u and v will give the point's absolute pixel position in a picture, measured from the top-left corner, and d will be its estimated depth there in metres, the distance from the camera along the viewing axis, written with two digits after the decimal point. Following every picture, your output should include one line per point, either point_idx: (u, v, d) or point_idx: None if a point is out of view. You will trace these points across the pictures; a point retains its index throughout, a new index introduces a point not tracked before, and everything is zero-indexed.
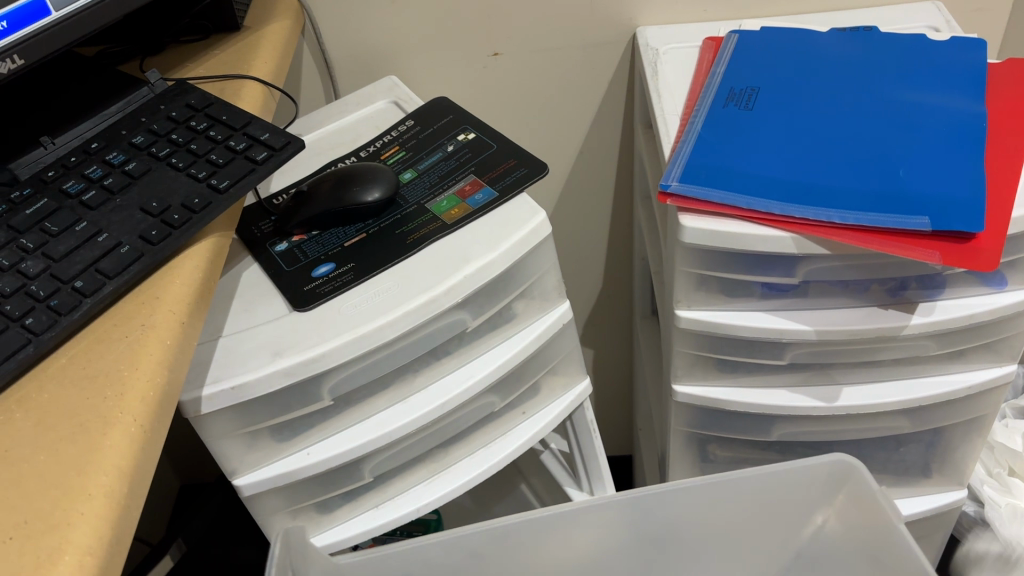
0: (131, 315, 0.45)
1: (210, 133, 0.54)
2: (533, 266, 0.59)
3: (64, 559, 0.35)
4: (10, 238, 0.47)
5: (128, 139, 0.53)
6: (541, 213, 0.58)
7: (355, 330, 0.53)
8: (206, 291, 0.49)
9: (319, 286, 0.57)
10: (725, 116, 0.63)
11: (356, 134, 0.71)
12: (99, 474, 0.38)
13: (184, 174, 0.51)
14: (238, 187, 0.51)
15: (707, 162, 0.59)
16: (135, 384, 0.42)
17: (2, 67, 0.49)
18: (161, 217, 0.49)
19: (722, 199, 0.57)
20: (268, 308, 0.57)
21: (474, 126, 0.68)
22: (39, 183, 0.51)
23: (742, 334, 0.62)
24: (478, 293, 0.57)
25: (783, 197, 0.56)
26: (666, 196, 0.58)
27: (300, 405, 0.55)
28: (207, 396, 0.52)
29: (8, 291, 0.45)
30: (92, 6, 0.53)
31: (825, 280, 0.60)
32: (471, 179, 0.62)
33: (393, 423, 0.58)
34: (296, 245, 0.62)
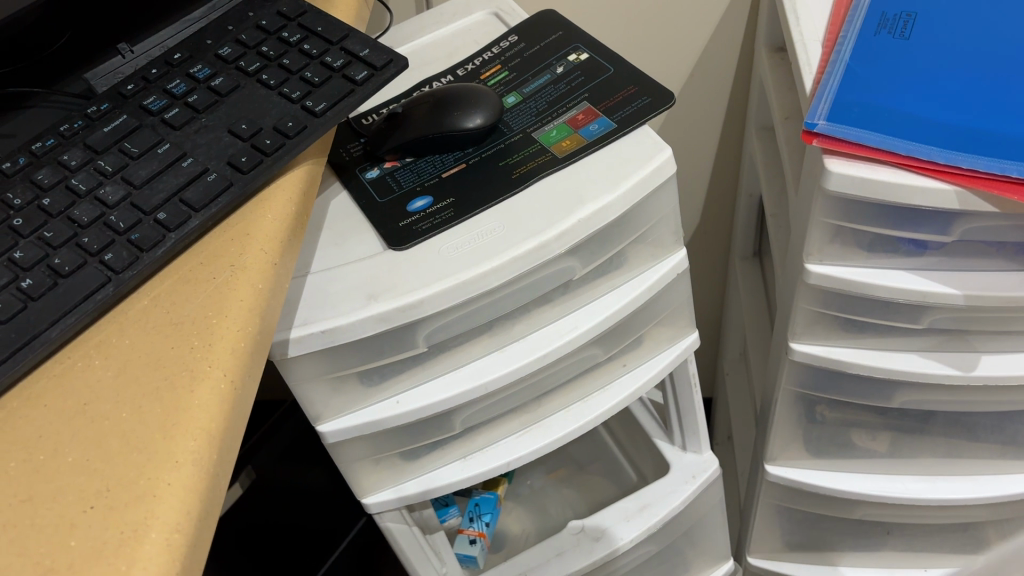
0: (220, 253, 0.41)
1: (304, 47, 0.48)
2: (652, 208, 0.53)
3: (150, 538, 0.31)
4: (88, 158, 0.42)
5: (214, 49, 0.48)
6: (667, 150, 0.52)
7: (457, 276, 0.48)
8: (299, 227, 0.44)
9: (415, 223, 0.51)
10: (877, 44, 0.55)
11: (454, 49, 0.64)
12: (187, 439, 0.34)
13: (275, 92, 0.46)
14: (336, 111, 0.45)
15: (861, 98, 0.52)
16: (225, 333, 0.37)
17: None
18: (251, 141, 0.43)
19: (878, 143, 0.49)
20: (360, 244, 0.52)
21: (587, 45, 0.61)
22: (117, 97, 0.46)
23: (879, 295, 0.56)
24: (591, 239, 0.51)
25: (949, 143, 0.49)
26: (811, 136, 0.51)
27: (392, 351, 0.50)
28: (295, 339, 0.47)
29: (85, 221, 0.40)
30: None
31: (981, 239, 0.53)
32: (584, 106, 0.56)
33: (489, 374, 0.53)
34: (389, 173, 0.56)
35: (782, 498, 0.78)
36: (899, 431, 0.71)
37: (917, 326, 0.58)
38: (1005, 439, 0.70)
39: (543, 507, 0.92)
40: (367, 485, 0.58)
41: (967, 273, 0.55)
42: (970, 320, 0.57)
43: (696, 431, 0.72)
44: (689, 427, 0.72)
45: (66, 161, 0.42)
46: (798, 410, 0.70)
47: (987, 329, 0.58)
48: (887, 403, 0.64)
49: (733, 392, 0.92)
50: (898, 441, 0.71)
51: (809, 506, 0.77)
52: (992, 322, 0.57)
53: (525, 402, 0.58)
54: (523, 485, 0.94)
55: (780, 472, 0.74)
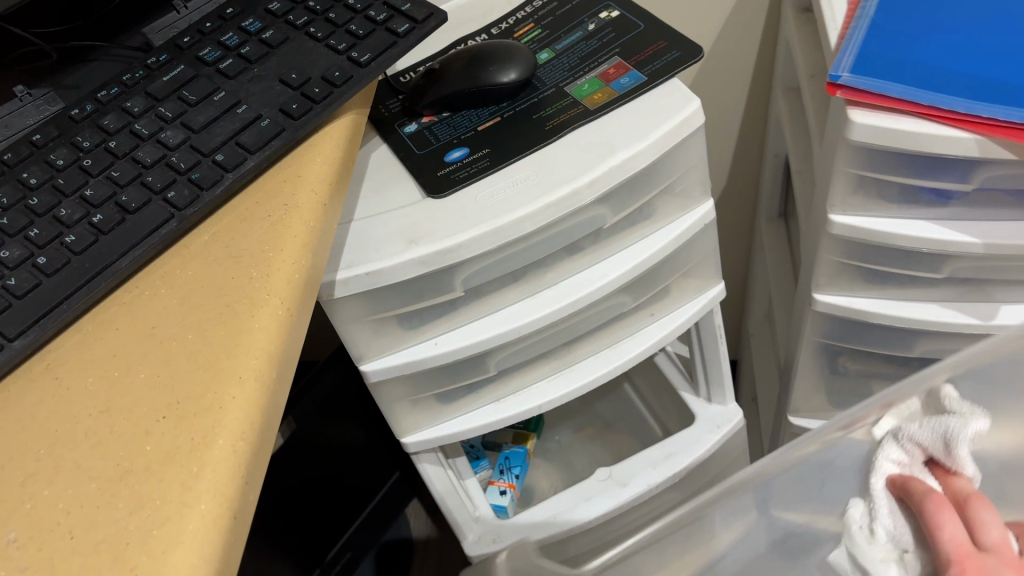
0: (274, 193, 0.43)
1: (349, 2, 0.50)
2: (681, 159, 0.55)
3: (218, 443, 0.34)
4: (149, 106, 0.45)
5: (264, 5, 0.50)
6: (695, 102, 0.54)
7: (493, 221, 0.50)
8: (346, 172, 0.46)
9: (453, 172, 0.54)
10: (902, 0, 0.57)
11: (489, 9, 0.66)
12: (248, 358, 0.37)
13: (323, 44, 0.48)
14: (380, 61, 0.48)
15: (885, 51, 0.53)
16: (281, 265, 0.40)
17: None
18: (301, 90, 0.46)
19: (900, 94, 0.51)
20: (401, 193, 0.54)
21: (618, 3, 0.62)
22: (174, 49, 0.48)
23: (900, 244, 0.57)
24: (621, 188, 0.53)
25: (970, 93, 0.50)
26: (835, 88, 0.53)
27: (432, 293, 0.53)
28: (341, 280, 0.50)
29: (149, 162, 0.43)
30: None
31: (1001, 188, 0.54)
32: (615, 61, 0.58)
33: (523, 318, 0.56)
34: (427, 127, 0.58)
35: None
36: None
37: (938, 275, 0.60)
38: None
39: (570, 462, 0.95)
40: (406, 425, 0.61)
41: (988, 222, 0.56)
42: (990, 269, 0.59)
43: (720, 383, 0.74)
44: (714, 378, 0.74)
45: (130, 108, 0.45)
46: (822, 365, 0.72)
47: (1008, 278, 0.59)
48: (908, 352, 0.66)
49: (758, 351, 0.94)
50: None
51: None
52: (1012, 271, 0.58)
53: (556, 348, 0.61)
54: (551, 441, 0.97)
55: (802, 422, 0.77)
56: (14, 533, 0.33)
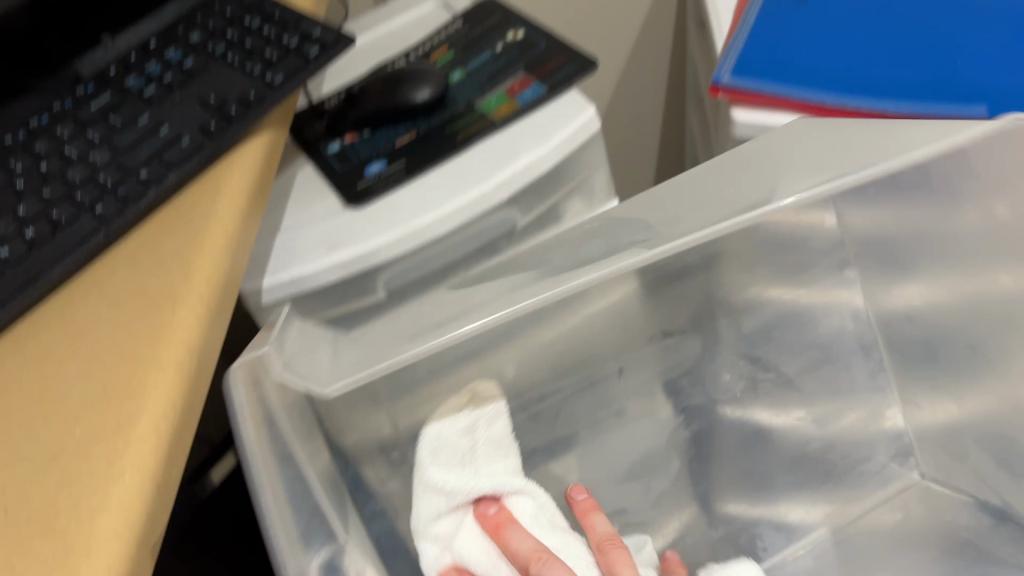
0: (195, 204, 0.47)
1: (264, 31, 0.55)
2: (581, 161, 0.60)
3: (141, 423, 0.38)
4: (78, 131, 0.49)
5: (185, 36, 0.55)
6: (590, 108, 0.59)
7: (407, 225, 0.55)
8: (263, 183, 0.50)
9: (372, 184, 0.58)
10: (778, 9, 0.62)
11: (406, 36, 0.71)
12: (171, 348, 0.41)
13: (239, 69, 0.53)
14: (293, 82, 0.52)
15: (762, 56, 0.58)
16: (201, 267, 0.44)
17: None
18: (219, 110, 0.50)
19: (775, 92, 0.56)
20: (323, 205, 0.58)
21: (524, 25, 0.67)
22: (102, 80, 0.52)
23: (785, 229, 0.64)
24: (526, 189, 0.58)
25: (838, 89, 0.55)
26: (717, 89, 0.57)
27: (356, 296, 0.57)
28: (269, 287, 0.54)
29: (78, 181, 0.47)
30: None
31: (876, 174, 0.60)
32: (520, 76, 0.62)
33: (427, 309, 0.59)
34: (348, 145, 0.63)
35: None
36: None
37: None
38: None
39: None
40: None
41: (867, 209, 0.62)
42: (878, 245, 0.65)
43: None
44: None
45: (60, 133, 0.49)
46: None
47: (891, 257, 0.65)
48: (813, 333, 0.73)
49: None
50: None
51: None
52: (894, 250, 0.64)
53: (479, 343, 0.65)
54: None
55: None
56: None
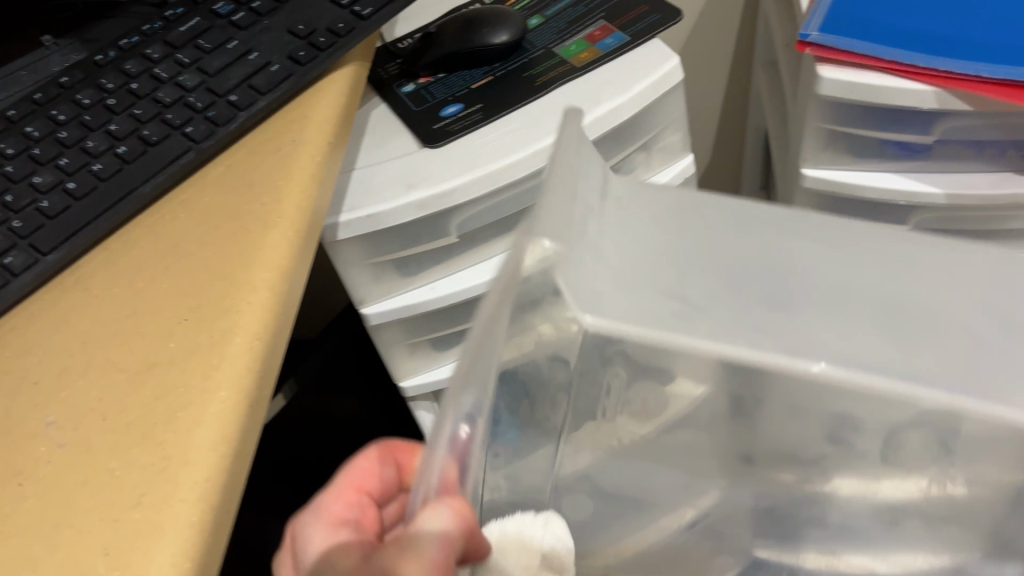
0: (283, 131, 0.47)
1: None
2: (660, 114, 0.60)
3: (236, 341, 0.38)
4: (168, 53, 0.49)
5: None
6: (674, 59, 0.58)
7: (484, 167, 0.54)
8: (348, 116, 0.50)
9: (448, 125, 0.58)
10: None
11: None
12: (262, 269, 0.40)
13: (327, 0, 0.52)
14: (380, 15, 0.52)
15: (851, 14, 0.57)
16: (290, 193, 0.44)
17: None
18: (308, 40, 0.50)
19: (864, 50, 0.55)
20: (399, 145, 0.58)
21: None
22: (190, 4, 0.52)
23: (865, 195, 0.62)
24: (606, 139, 0.57)
25: (931, 50, 0.54)
26: (804, 46, 0.57)
27: (428, 237, 0.57)
28: (343, 223, 0.54)
29: (168, 102, 0.47)
30: None
31: (960, 142, 0.58)
32: (601, 24, 0.61)
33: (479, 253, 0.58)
34: (423, 87, 0.62)
35: None
36: None
37: (904, 227, 0.65)
38: None
39: None
40: (406, 367, 0.66)
41: (953, 175, 0.60)
42: (950, 220, 0.63)
43: None
44: None
45: (150, 54, 0.49)
46: None
47: (968, 228, 0.64)
48: None
49: None
50: None
51: None
52: (972, 221, 0.63)
53: None
54: None
55: None
56: (52, 416, 0.36)
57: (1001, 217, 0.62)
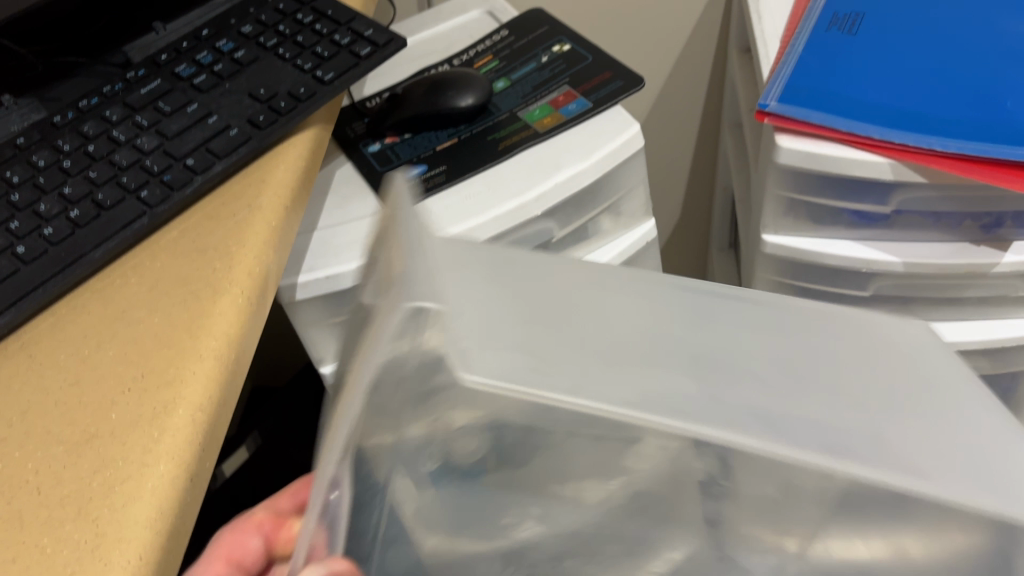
0: (240, 195, 0.47)
1: (316, 27, 0.55)
2: (622, 179, 0.60)
3: (178, 412, 0.37)
4: (126, 115, 0.49)
5: (237, 28, 0.55)
6: (634, 127, 0.58)
7: (445, 230, 0.54)
8: (307, 181, 0.50)
9: (411, 187, 0.58)
10: (829, 41, 0.61)
11: (451, 42, 0.71)
12: (210, 338, 0.40)
13: (290, 64, 0.53)
14: (343, 80, 0.52)
15: (810, 84, 0.58)
16: (243, 259, 0.44)
17: None
18: (269, 103, 0.50)
19: (821, 121, 0.56)
20: (362, 205, 0.58)
21: (569, 38, 0.68)
22: (152, 65, 0.53)
23: (826, 262, 0.62)
24: (567, 203, 0.58)
25: (887, 123, 0.55)
26: (763, 115, 0.57)
27: None
28: (302, 284, 0.53)
29: (124, 164, 0.47)
30: None
31: (917, 211, 0.59)
32: (565, 89, 0.62)
33: None
34: (389, 147, 0.62)
35: None
36: None
37: (864, 293, 0.65)
38: None
39: None
40: None
41: (911, 244, 0.61)
42: (910, 287, 0.64)
43: None
44: None
45: (109, 116, 0.49)
46: None
47: (927, 296, 0.64)
48: None
49: None
50: None
51: None
52: (931, 289, 0.63)
53: None
54: None
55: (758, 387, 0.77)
56: None
57: (959, 285, 0.63)
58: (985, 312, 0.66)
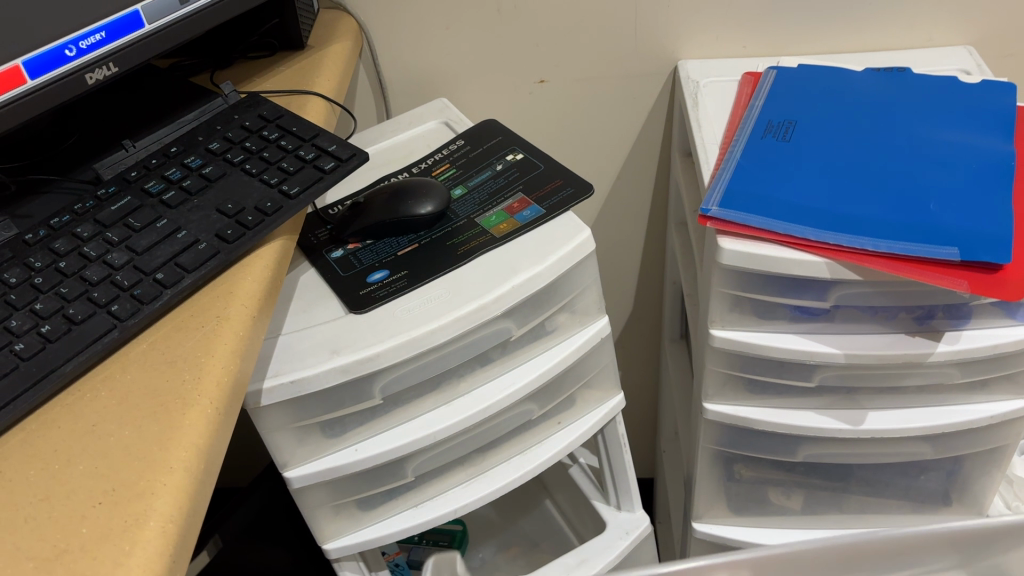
0: (208, 307, 0.49)
1: (281, 143, 0.57)
2: (577, 279, 0.63)
3: (150, 524, 0.38)
4: (97, 232, 0.51)
5: (205, 145, 0.57)
6: (586, 231, 0.62)
7: (407, 333, 0.56)
8: (273, 291, 0.52)
9: (373, 291, 0.60)
10: (764, 148, 0.66)
11: (409, 151, 0.74)
12: (179, 450, 0.41)
13: (256, 179, 0.55)
14: (307, 193, 0.54)
15: (748, 189, 0.62)
16: (212, 369, 0.45)
17: (52, 102, 0.51)
18: (236, 218, 0.52)
19: (760, 224, 0.59)
20: (325, 310, 0.59)
21: (522, 148, 0.71)
22: (122, 182, 0.55)
23: (773, 355, 0.65)
24: (525, 303, 0.60)
25: (821, 225, 0.58)
26: (706, 219, 0.61)
27: (352, 401, 0.58)
28: (267, 388, 0.54)
29: (95, 279, 0.48)
30: (134, 42, 0.55)
31: (854, 305, 0.63)
32: (519, 196, 0.66)
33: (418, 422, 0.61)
34: (351, 253, 0.64)
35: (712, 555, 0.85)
36: (810, 489, 0.80)
37: (810, 383, 0.68)
38: (900, 494, 0.79)
39: None
40: (328, 530, 0.65)
41: (851, 336, 0.64)
42: (854, 377, 0.67)
43: (628, 492, 0.80)
44: (621, 488, 0.80)
45: (80, 233, 0.51)
46: (718, 471, 0.79)
47: (870, 385, 0.67)
48: (792, 457, 0.74)
49: (667, 466, 0.98)
50: (809, 498, 0.80)
51: None
52: (874, 378, 0.66)
53: (469, 455, 0.66)
54: (475, 558, 0.92)
55: (706, 529, 0.82)
56: None
57: (899, 374, 0.66)
58: (924, 399, 0.69)
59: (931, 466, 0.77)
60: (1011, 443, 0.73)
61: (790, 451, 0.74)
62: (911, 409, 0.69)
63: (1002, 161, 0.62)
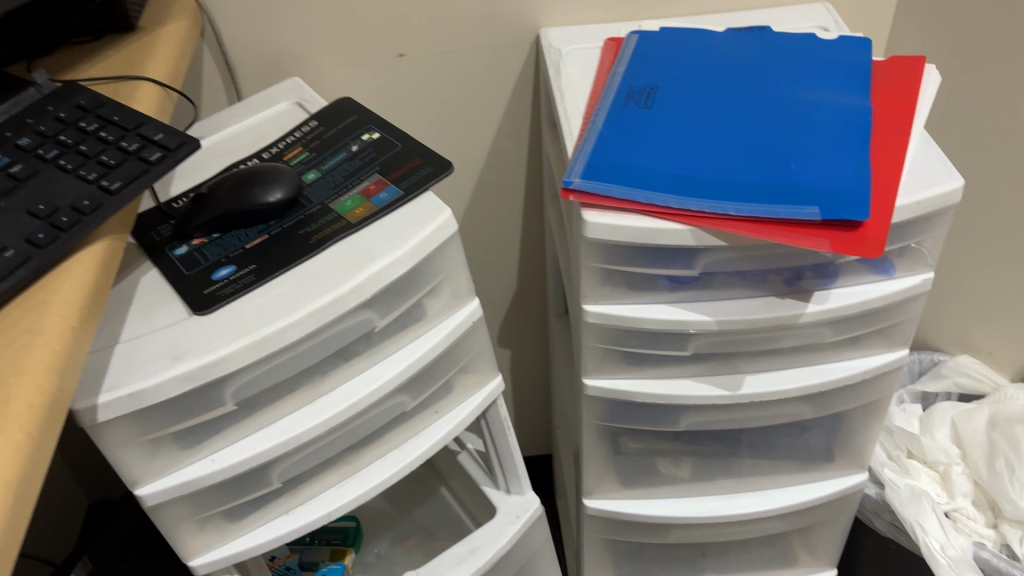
0: (19, 320, 0.44)
1: (101, 134, 0.53)
2: (441, 262, 0.60)
3: None
4: None
5: (14, 140, 0.52)
6: (446, 211, 0.59)
7: (255, 332, 0.52)
8: (97, 297, 0.47)
9: (219, 289, 0.55)
10: (627, 115, 0.64)
11: (259, 135, 0.70)
12: None
13: (73, 175, 0.50)
14: (130, 188, 0.50)
15: (609, 158, 0.60)
16: (21, 390, 0.40)
17: None
18: (49, 219, 0.47)
19: (622, 194, 0.57)
20: (167, 313, 0.55)
21: (379, 126, 0.68)
22: None
23: (647, 326, 0.64)
24: (385, 292, 0.57)
25: (683, 191, 0.57)
26: (569, 192, 0.59)
27: (203, 409, 0.54)
28: (103, 403, 0.50)
29: None
30: None
31: (723, 271, 0.61)
32: (375, 178, 0.62)
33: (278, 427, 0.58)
34: (196, 249, 0.60)
35: (605, 530, 0.84)
36: (697, 456, 0.79)
37: (685, 352, 0.67)
38: (782, 454, 0.80)
39: None
40: (192, 547, 0.60)
41: (724, 301, 0.63)
42: (728, 343, 0.66)
43: (516, 474, 0.78)
44: (510, 470, 0.78)
45: None
46: (605, 446, 0.78)
47: (745, 350, 0.67)
48: (675, 426, 0.73)
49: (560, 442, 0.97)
50: (698, 465, 0.79)
51: (630, 535, 0.83)
52: (747, 343, 0.66)
53: (341, 454, 0.63)
54: (369, 553, 0.89)
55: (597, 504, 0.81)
56: None
57: (771, 337, 0.66)
58: (799, 360, 0.69)
59: (811, 425, 0.78)
60: (885, 397, 0.74)
61: (673, 421, 0.73)
62: (788, 373, 0.69)
63: (859, 117, 0.62)
